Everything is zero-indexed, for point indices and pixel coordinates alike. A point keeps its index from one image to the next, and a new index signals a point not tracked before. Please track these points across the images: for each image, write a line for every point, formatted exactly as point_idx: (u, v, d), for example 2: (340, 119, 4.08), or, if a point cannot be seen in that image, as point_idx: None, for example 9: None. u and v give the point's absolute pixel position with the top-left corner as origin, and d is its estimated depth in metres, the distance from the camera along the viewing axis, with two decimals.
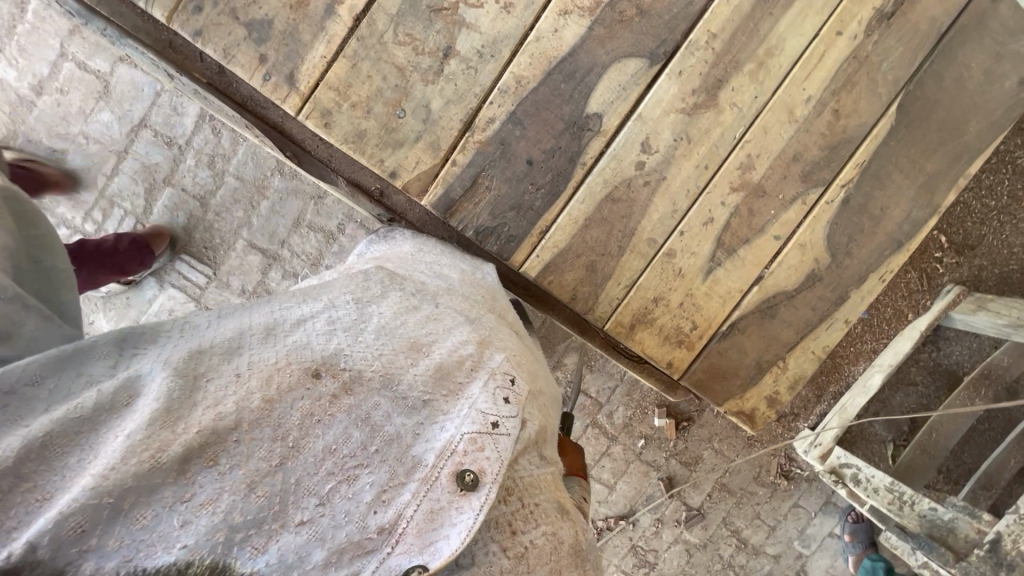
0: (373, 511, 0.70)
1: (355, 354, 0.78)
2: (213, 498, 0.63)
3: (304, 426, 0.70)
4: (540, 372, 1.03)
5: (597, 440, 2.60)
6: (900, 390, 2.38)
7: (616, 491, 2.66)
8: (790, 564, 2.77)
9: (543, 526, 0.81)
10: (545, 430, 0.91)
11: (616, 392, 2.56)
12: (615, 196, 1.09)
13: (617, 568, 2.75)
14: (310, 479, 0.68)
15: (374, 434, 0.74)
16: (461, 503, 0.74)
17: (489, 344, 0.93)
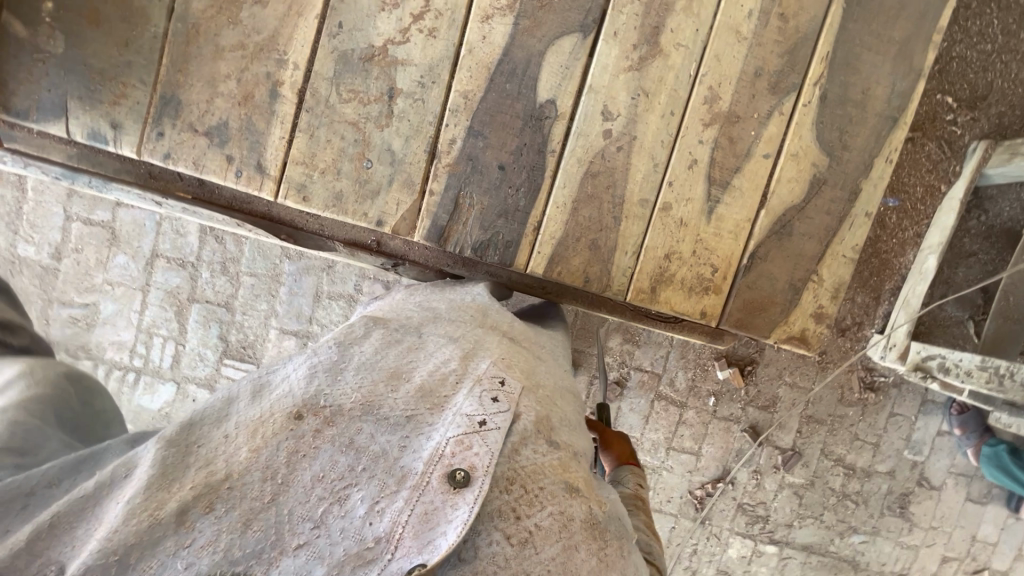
0: (369, 523, 0.67)
1: (335, 394, 0.75)
2: (212, 538, 0.61)
3: (291, 462, 0.67)
4: (539, 365, 0.99)
5: (667, 411, 2.55)
6: (961, 266, 2.25)
7: (704, 456, 2.60)
8: (908, 476, 2.66)
9: (552, 506, 0.74)
10: (549, 418, 0.85)
11: (670, 359, 2.51)
12: (594, 171, 1.09)
13: (732, 531, 2.69)
14: (302, 509, 0.65)
15: (359, 454, 0.71)
16: (454, 500, 0.69)
17: (473, 355, 0.91)
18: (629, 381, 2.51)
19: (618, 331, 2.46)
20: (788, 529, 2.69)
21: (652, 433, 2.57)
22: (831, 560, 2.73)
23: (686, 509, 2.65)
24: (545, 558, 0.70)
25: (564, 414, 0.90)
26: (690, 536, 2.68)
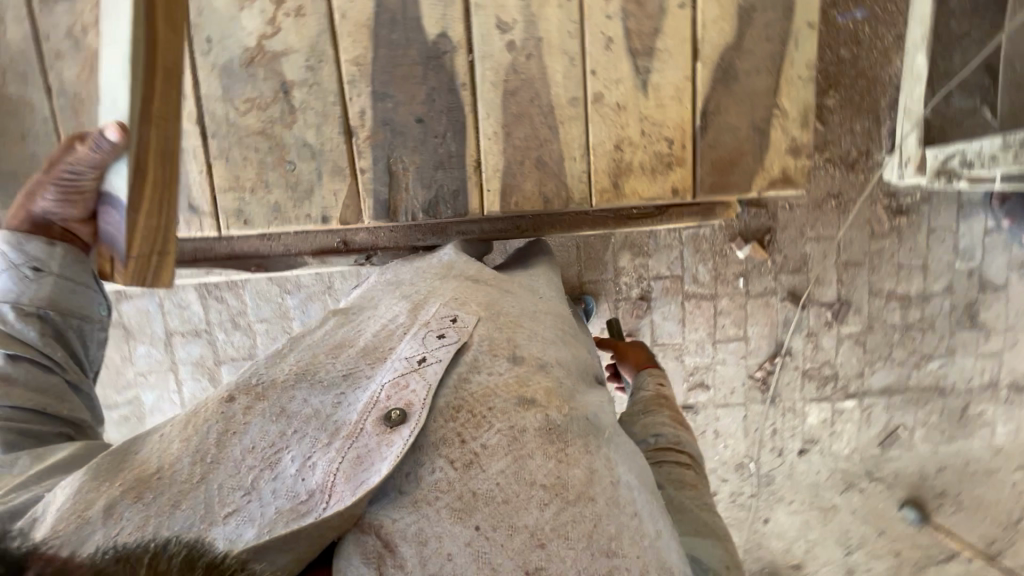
0: (302, 479, 0.89)
1: (269, 373, 1.05)
2: (139, 522, 0.81)
3: (222, 440, 0.91)
4: (504, 298, 1.29)
5: (701, 308, 2.49)
6: (957, 50, 2.09)
7: (752, 338, 2.55)
8: (968, 286, 2.54)
9: (499, 423, 0.95)
10: (499, 344, 1.12)
11: (686, 256, 2.44)
12: (512, 87, 1.37)
13: (805, 400, 2.63)
14: (232, 480, 0.87)
15: (288, 420, 0.96)
16: (390, 438, 0.92)
17: (420, 307, 1.22)
18: (653, 292, 2.46)
19: (626, 247, 2.41)
20: (861, 378, 2.63)
21: (694, 334, 2.52)
22: (914, 395, 2.66)
23: (753, 396, 2.60)
24: (492, 469, 0.90)
25: (520, 335, 1.17)
26: (766, 419, 2.63)
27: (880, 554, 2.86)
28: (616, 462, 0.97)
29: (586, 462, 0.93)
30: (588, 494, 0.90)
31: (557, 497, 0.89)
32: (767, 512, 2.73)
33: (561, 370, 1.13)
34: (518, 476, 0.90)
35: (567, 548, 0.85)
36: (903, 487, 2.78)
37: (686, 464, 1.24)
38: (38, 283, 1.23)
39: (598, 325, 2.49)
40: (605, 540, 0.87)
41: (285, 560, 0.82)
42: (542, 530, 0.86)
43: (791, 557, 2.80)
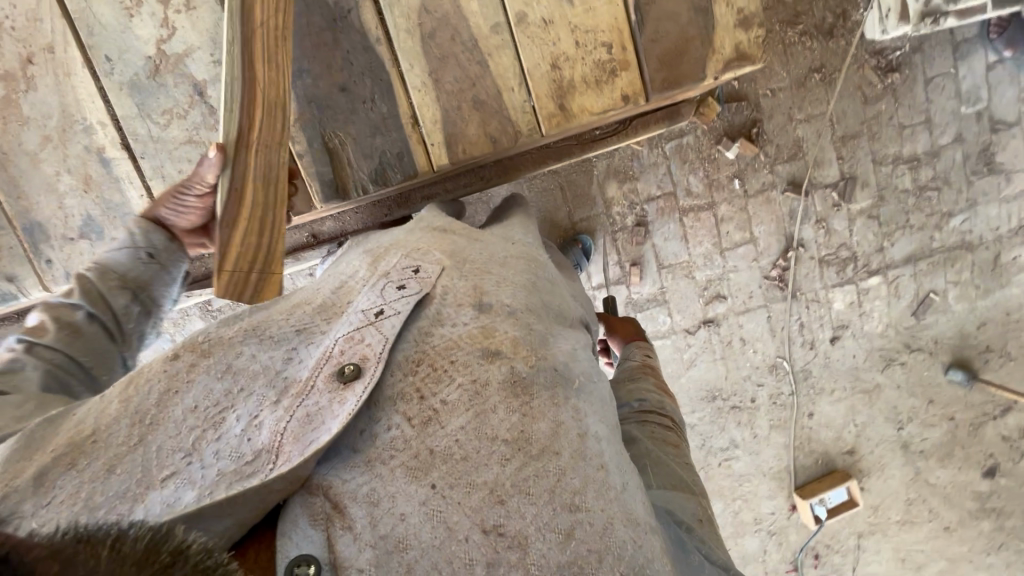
0: (248, 437, 0.99)
1: (219, 332, 1.15)
2: (71, 490, 0.89)
3: (162, 399, 1.02)
4: (469, 248, 1.39)
5: (700, 219, 2.41)
6: None
7: (761, 238, 2.47)
8: (980, 130, 2.39)
9: (461, 376, 1.06)
10: (468, 292, 1.22)
11: (674, 171, 2.35)
12: (431, 31, 1.60)
13: (827, 287, 2.56)
14: (174, 443, 0.97)
15: (234, 378, 1.07)
16: (342, 396, 1.02)
17: (379, 261, 1.34)
18: (648, 215, 2.39)
19: (612, 177, 2.34)
20: (882, 252, 2.54)
21: (699, 248, 2.45)
22: (940, 256, 2.56)
23: (773, 295, 2.53)
24: (450, 419, 1.01)
25: (487, 283, 1.26)
26: (791, 315, 2.57)
27: (936, 424, 2.78)
28: (585, 420, 1.08)
29: (551, 417, 1.04)
30: (552, 448, 1.01)
31: (518, 451, 0.99)
32: (810, 406, 2.69)
33: (530, 318, 1.22)
34: (477, 429, 1.00)
35: (523, 503, 0.95)
36: (947, 351, 2.69)
37: (669, 426, 1.54)
38: (148, 266, 1.53)
39: (601, 262, 2.44)
40: (569, 496, 0.97)
41: (223, 527, 0.90)
42: (501, 486, 0.96)
43: (844, 445, 2.76)
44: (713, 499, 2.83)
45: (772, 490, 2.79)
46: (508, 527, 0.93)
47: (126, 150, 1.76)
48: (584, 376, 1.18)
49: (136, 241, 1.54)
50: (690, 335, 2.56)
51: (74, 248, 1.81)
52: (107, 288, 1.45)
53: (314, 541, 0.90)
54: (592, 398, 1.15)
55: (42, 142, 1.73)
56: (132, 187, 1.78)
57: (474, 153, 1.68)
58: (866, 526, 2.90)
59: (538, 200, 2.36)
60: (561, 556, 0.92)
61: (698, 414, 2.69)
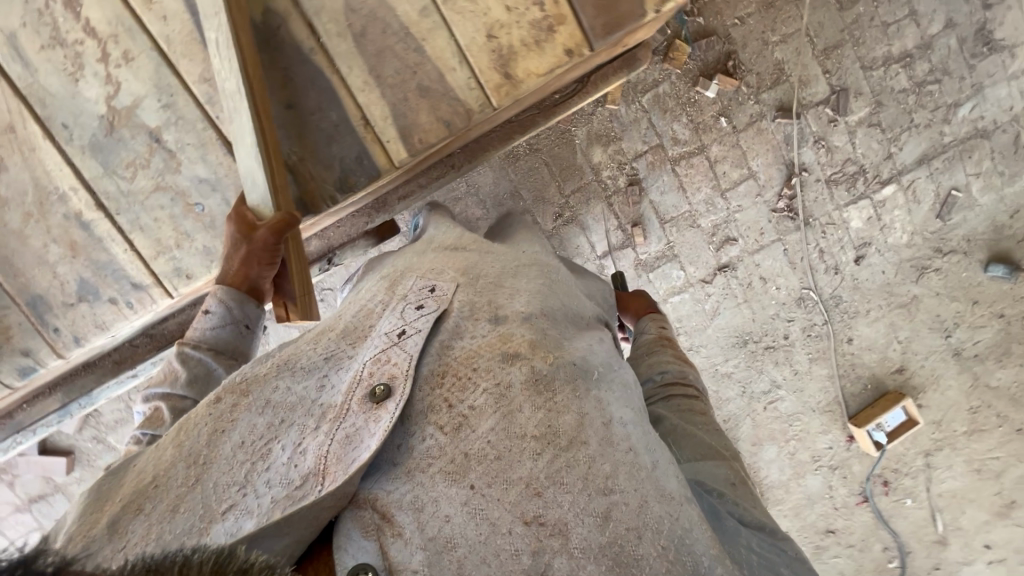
0: (295, 464, 1.07)
1: (253, 370, 1.24)
2: (142, 533, 0.99)
3: (211, 439, 1.11)
4: (480, 261, 1.49)
5: (695, 166, 2.36)
6: None
7: (760, 171, 2.39)
8: (971, 10, 2.26)
9: (485, 383, 1.14)
10: (481, 306, 1.31)
11: (656, 123, 2.30)
12: (362, 30, 1.63)
13: (841, 207, 2.47)
14: (227, 477, 1.06)
15: (274, 410, 1.16)
16: (375, 415, 1.11)
17: (397, 284, 1.41)
18: (640, 173, 2.34)
19: (596, 141, 2.30)
20: (891, 159, 2.43)
21: (700, 195, 2.39)
22: (955, 150, 2.44)
23: (785, 227, 2.46)
24: (480, 423, 1.10)
25: (500, 295, 1.35)
26: (808, 245, 2.48)
27: (986, 324, 2.65)
28: (607, 408, 1.17)
29: (575, 411, 1.12)
30: (582, 440, 1.09)
31: (548, 446, 1.07)
32: (847, 331, 2.60)
33: (544, 322, 1.31)
34: (506, 429, 1.09)
35: (559, 494, 1.03)
36: (983, 247, 2.56)
37: (694, 397, 1.52)
38: (246, 338, 1.54)
39: (602, 229, 2.38)
40: (599, 480, 1.05)
41: (286, 544, 0.99)
42: (536, 479, 1.04)
43: (892, 365, 2.65)
44: (766, 445, 2.71)
45: (826, 424, 2.68)
46: (547, 516, 1.01)
47: (100, 210, 1.82)
48: (599, 372, 1.24)
49: (232, 312, 1.52)
50: (708, 284, 2.48)
51: (77, 313, 1.90)
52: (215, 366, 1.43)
53: (370, 548, 0.99)
54: (613, 387, 1.23)
55: (24, 218, 1.82)
56: (115, 244, 1.85)
57: (430, 142, 1.71)
58: (932, 443, 2.78)
59: (524, 180, 2.30)
60: (599, 537, 1.00)
61: (733, 361, 2.58)
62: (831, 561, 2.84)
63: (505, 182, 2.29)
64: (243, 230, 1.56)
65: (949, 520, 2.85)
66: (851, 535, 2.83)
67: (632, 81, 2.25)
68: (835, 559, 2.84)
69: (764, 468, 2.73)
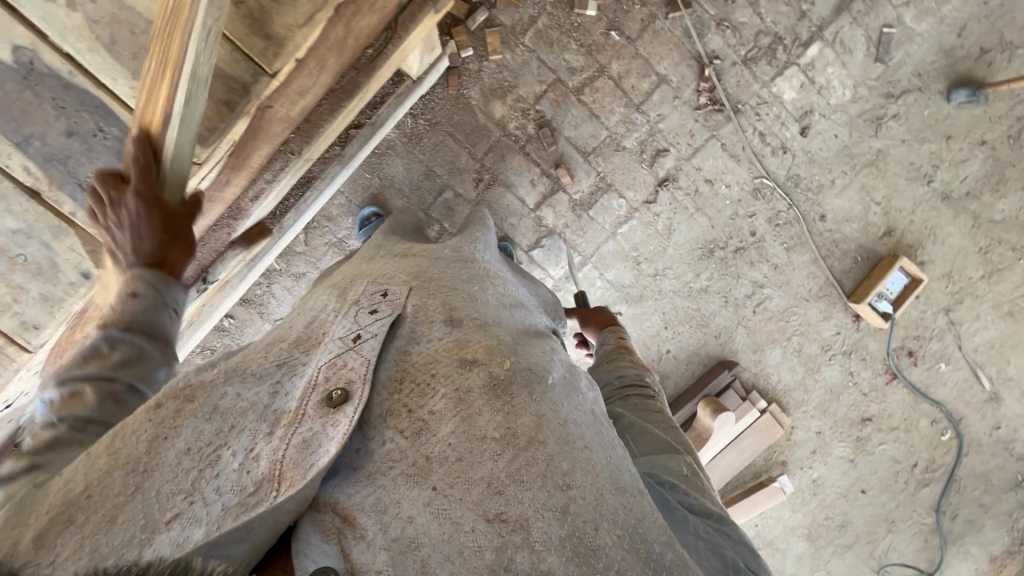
0: (248, 471, 0.76)
1: (196, 376, 0.87)
2: (73, 550, 0.66)
3: (150, 448, 0.76)
4: (432, 266, 1.16)
5: (602, 87, 2.24)
6: None
7: (671, 74, 2.26)
8: None
9: (444, 389, 0.85)
10: (442, 306, 1.02)
11: (546, 60, 2.20)
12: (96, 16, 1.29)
13: (768, 84, 2.31)
14: (170, 486, 0.73)
15: (225, 415, 0.81)
16: (336, 419, 0.81)
17: (347, 290, 1.09)
18: (547, 114, 2.24)
19: (493, 95, 2.21)
20: (805, 16, 2.25)
21: (615, 117, 2.28)
22: None
23: (716, 122, 2.31)
24: (442, 429, 0.81)
25: (455, 298, 1.05)
26: (744, 132, 2.33)
27: (969, 157, 2.43)
28: (560, 407, 0.90)
29: (533, 411, 0.86)
30: (542, 438, 0.83)
31: (510, 446, 0.80)
32: (816, 209, 2.43)
33: (501, 328, 1.03)
34: (468, 431, 0.81)
35: (522, 490, 0.77)
36: (937, 76, 2.35)
37: (652, 399, 1.38)
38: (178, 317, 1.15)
39: (527, 182, 2.30)
40: (559, 475, 0.79)
41: (243, 551, 0.72)
42: (499, 475, 0.78)
43: (878, 230, 2.46)
44: (770, 349, 2.52)
45: (826, 310, 2.50)
46: (510, 510, 0.75)
47: None
48: (559, 377, 0.97)
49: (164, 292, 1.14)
50: (654, 205, 2.36)
51: None
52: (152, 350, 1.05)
53: (331, 552, 0.74)
54: (568, 391, 0.95)
55: None
56: None
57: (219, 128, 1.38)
58: (950, 298, 2.55)
59: (435, 157, 2.24)
60: (558, 530, 0.75)
61: (705, 275, 2.44)
62: (878, 450, 2.64)
63: (416, 165, 2.24)
64: (164, 215, 1.22)
65: (996, 374, 2.61)
66: (890, 417, 2.62)
67: (509, 25, 2.15)
68: (882, 447, 2.64)
69: (775, 374, 2.54)
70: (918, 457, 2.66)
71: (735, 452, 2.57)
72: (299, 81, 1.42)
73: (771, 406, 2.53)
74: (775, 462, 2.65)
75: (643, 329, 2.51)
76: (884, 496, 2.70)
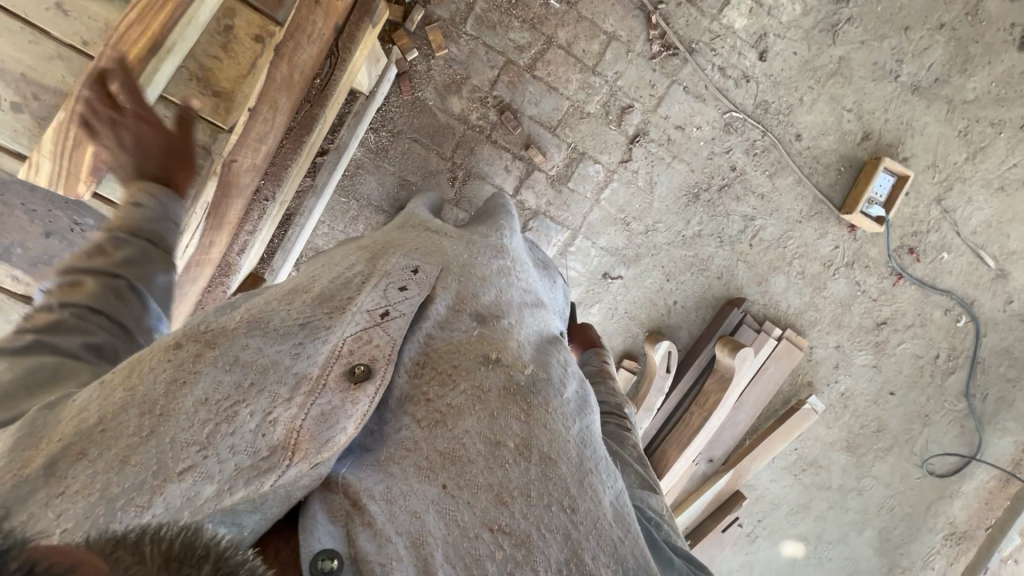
0: (263, 434, 0.76)
1: (223, 319, 0.88)
2: (86, 482, 0.67)
3: (170, 392, 0.75)
4: (459, 253, 1.16)
5: (553, 59, 2.21)
6: None
7: (618, 29, 2.22)
8: None
9: (464, 385, 0.89)
10: (466, 297, 1.04)
11: (492, 44, 2.17)
12: None
13: (717, 17, 2.27)
14: (187, 435, 0.73)
15: (245, 369, 0.80)
16: (354, 396, 0.82)
17: (377, 257, 1.06)
18: (505, 97, 2.22)
19: (448, 92, 2.19)
20: None
21: (573, 85, 2.25)
22: None
23: (673, 66, 2.29)
24: (459, 428, 0.85)
25: (482, 292, 1.08)
26: (703, 70, 2.30)
27: (931, 44, 2.41)
28: (570, 424, 0.93)
29: (547, 424, 0.90)
30: (557, 459, 0.87)
31: (523, 457, 0.85)
32: (790, 130, 2.41)
33: (519, 331, 1.06)
34: (486, 434, 0.85)
35: (526, 506, 0.81)
36: None
37: (626, 431, 1.46)
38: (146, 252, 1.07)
39: (502, 169, 2.29)
40: (564, 496, 0.84)
41: (253, 522, 0.73)
42: (508, 484, 0.82)
43: (855, 136, 2.44)
44: (774, 277, 2.54)
45: (820, 228, 2.50)
46: (515, 527, 0.80)
47: None
48: (576, 391, 1.00)
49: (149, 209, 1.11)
50: (630, 162, 2.35)
51: None
52: (153, 256, 1.07)
53: (337, 533, 0.76)
54: (581, 408, 0.98)
55: None
56: None
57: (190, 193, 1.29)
58: (939, 187, 2.55)
59: (405, 166, 2.23)
60: (556, 553, 0.80)
61: (695, 220, 2.44)
62: (899, 350, 2.67)
63: (389, 178, 2.23)
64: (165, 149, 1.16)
65: (999, 251, 2.62)
66: (904, 316, 2.64)
67: (448, 17, 2.11)
68: (902, 346, 2.67)
69: (783, 300, 2.56)
70: (939, 348, 2.69)
71: (761, 384, 2.59)
72: (256, 129, 1.41)
73: (786, 332, 2.55)
74: (802, 385, 2.69)
75: (646, 288, 2.52)
76: (913, 393, 2.74)
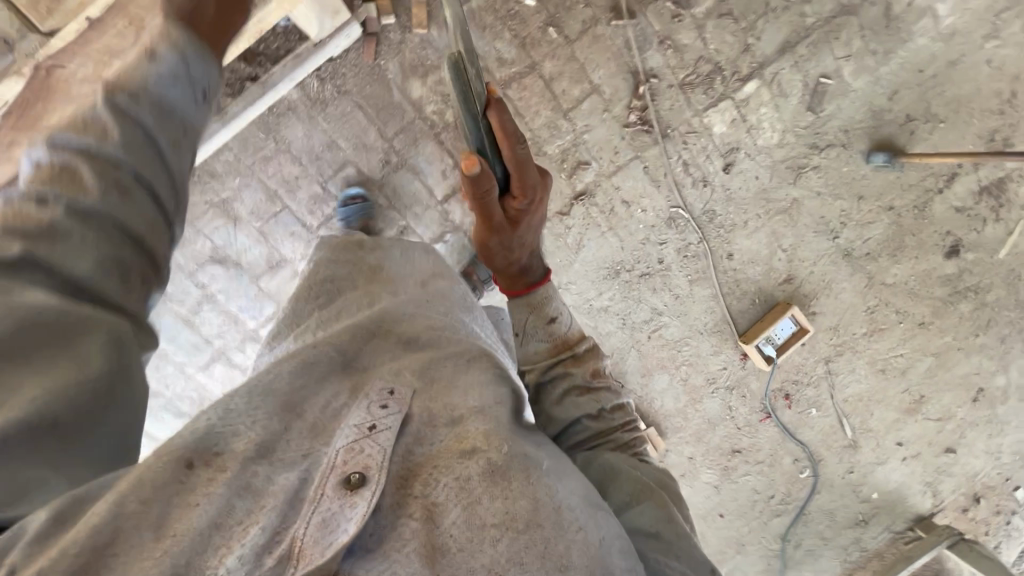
0: (253, 556, 0.71)
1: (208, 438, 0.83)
2: None
3: (131, 507, 0.71)
4: (439, 346, 1.07)
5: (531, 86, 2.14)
6: None
7: (604, 84, 2.16)
8: None
9: (444, 480, 0.84)
10: (445, 400, 0.95)
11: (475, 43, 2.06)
12: None
13: (700, 113, 2.26)
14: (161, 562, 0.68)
15: (233, 491, 0.77)
16: (352, 501, 0.78)
17: (361, 375, 0.99)
18: None
19: (412, 72, 2.02)
20: (750, 50, 2.22)
21: (540, 120, 2.17)
22: (820, 32, 2.25)
23: (643, 143, 2.25)
24: (449, 526, 0.79)
25: (458, 390, 0.97)
26: (669, 158, 2.28)
27: (875, 219, 2.51)
28: (557, 492, 0.87)
29: (529, 493, 0.84)
30: (543, 525, 0.82)
31: (508, 530, 0.80)
32: (726, 247, 2.44)
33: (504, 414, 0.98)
34: (469, 522, 0.80)
35: None
36: (860, 135, 2.39)
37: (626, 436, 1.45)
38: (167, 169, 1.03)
39: (438, 171, 2.13)
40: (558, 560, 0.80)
41: None
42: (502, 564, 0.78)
43: (779, 276, 2.51)
44: (658, 375, 2.57)
45: (717, 345, 2.55)
46: None
47: None
48: (551, 464, 0.93)
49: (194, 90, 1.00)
50: (566, 217, 2.30)
51: None
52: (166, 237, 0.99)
53: None
54: (565, 475, 0.93)
55: None
56: None
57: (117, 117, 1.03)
58: (832, 350, 2.67)
59: (340, 129, 2.04)
60: None
61: (607, 295, 2.42)
62: (743, 480, 2.79)
63: (317, 133, 2.03)
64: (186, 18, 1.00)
65: (858, 424, 2.80)
66: (758, 452, 2.75)
67: None
68: (746, 477, 2.79)
69: (658, 399, 2.61)
70: (775, 490, 2.83)
71: None
72: None
73: (648, 428, 2.62)
74: None
75: None
76: (740, 520, 2.88)
